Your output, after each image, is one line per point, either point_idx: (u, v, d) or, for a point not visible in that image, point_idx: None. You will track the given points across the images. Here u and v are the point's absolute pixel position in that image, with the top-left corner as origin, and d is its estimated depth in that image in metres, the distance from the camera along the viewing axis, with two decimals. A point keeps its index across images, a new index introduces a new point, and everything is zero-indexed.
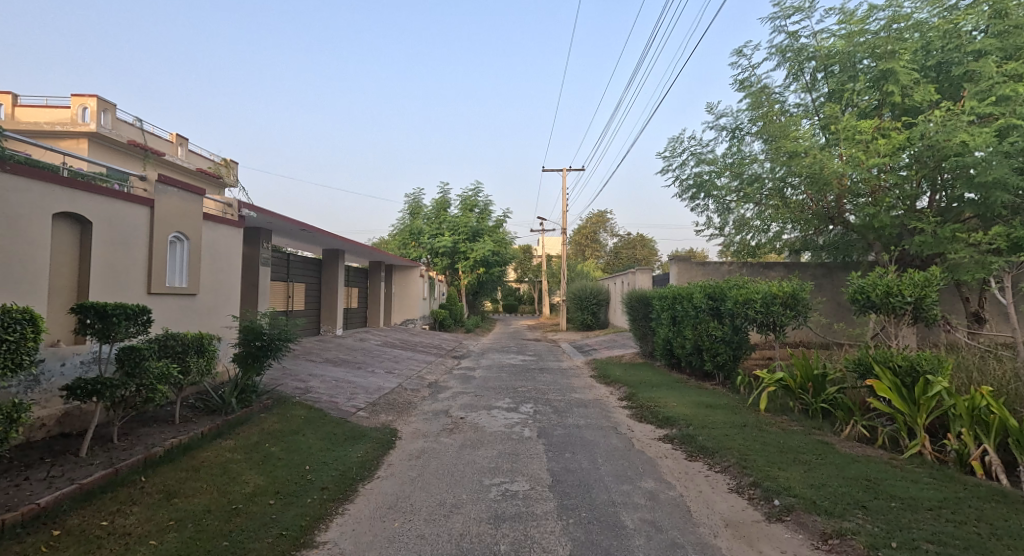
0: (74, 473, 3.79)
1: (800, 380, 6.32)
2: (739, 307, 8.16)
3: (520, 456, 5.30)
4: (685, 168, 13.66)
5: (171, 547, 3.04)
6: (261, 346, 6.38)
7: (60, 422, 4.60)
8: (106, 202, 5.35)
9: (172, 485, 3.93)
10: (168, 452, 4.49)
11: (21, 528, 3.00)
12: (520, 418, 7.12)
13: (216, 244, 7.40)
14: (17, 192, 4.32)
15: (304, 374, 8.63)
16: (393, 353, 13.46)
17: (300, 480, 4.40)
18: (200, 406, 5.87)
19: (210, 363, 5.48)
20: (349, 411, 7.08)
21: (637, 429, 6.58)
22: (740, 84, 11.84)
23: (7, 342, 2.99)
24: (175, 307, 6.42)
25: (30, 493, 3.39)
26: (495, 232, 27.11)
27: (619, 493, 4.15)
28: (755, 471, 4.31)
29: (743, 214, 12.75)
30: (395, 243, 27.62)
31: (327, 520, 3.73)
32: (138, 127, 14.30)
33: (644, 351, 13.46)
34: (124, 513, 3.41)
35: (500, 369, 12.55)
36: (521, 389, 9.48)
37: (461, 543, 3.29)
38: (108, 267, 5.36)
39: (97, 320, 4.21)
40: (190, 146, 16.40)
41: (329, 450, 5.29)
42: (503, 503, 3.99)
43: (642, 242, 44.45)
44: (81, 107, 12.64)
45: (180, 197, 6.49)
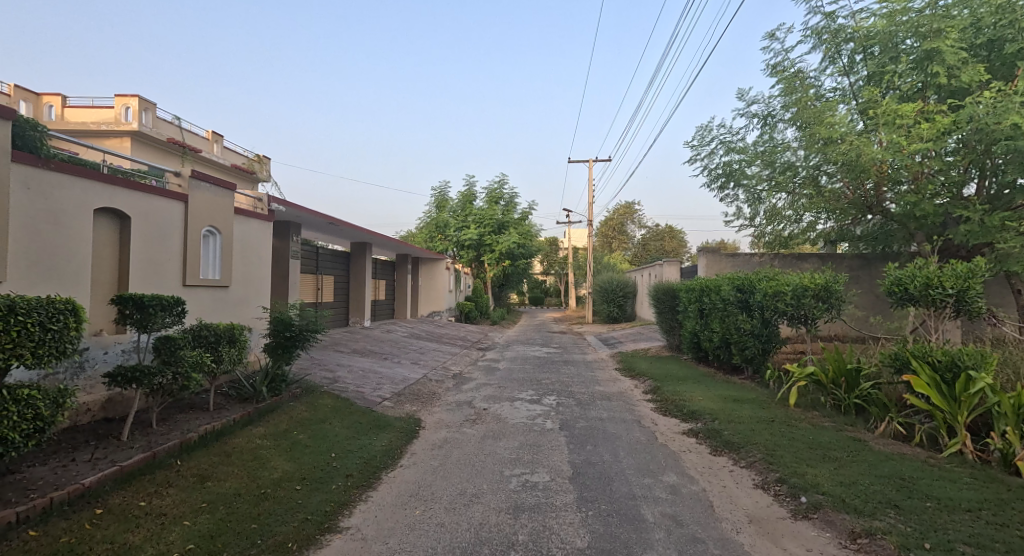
0: (115, 455, 4.00)
1: (832, 375, 6.11)
2: (769, 300, 7.93)
3: (541, 447, 5.31)
4: (714, 157, 13.28)
5: (204, 528, 3.19)
6: (291, 336, 6.55)
7: (104, 407, 4.85)
8: (143, 197, 5.57)
9: (206, 468, 4.10)
10: (202, 437, 4.69)
11: (68, 507, 3.22)
12: (542, 409, 7.13)
13: (247, 238, 7.63)
14: (62, 188, 4.55)
15: (332, 364, 8.86)
16: (418, 344, 13.65)
17: (326, 467, 4.52)
18: (233, 394, 6.08)
19: (242, 353, 5.65)
20: (375, 401, 7.24)
21: (661, 422, 6.48)
22: (772, 69, 11.39)
23: (53, 331, 3.25)
24: (208, 299, 6.66)
25: (76, 474, 3.60)
26: (522, 224, 27.09)
27: (640, 486, 4.10)
28: (782, 467, 4.20)
29: (775, 204, 12.30)
30: (422, 237, 27.91)
31: (351, 506, 3.83)
32: (177, 125, 14.88)
33: (672, 344, 13.23)
34: (162, 493, 3.59)
35: (524, 361, 12.57)
36: (545, 382, 9.48)
37: (480, 532, 3.33)
38: (146, 260, 5.59)
39: (136, 310, 4.42)
40: (225, 143, 16.93)
41: (354, 438, 5.42)
42: (523, 494, 4.01)
43: (671, 234, 43.64)
44: (124, 106, 13.16)
45: (213, 193, 6.71)
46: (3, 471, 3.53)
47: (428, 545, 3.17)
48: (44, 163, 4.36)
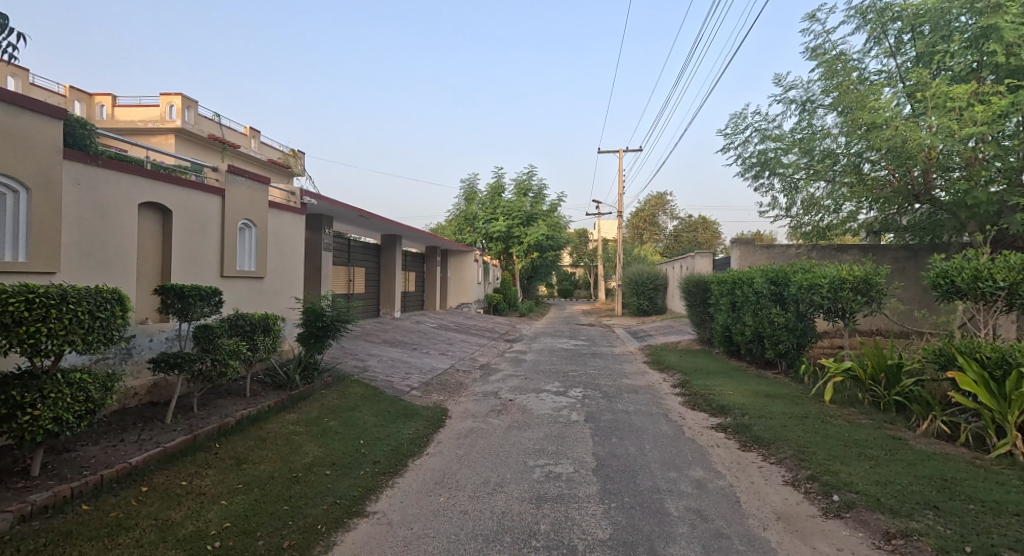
0: (160, 437, 4.23)
1: (871, 371, 5.87)
2: (804, 293, 7.65)
3: (566, 439, 5.30)
4: (748, 145, 12.86)
5: (239, 508, 3.35)
6: (323, 326, 6.74)
7: (150, 391, 5.13)
8: (183, 192, 5.82)
9: (242, 452, 4.29)
10: (239, 422, 4.90)
11: (117, 484, 3.45)
12: (568, 401, 7.11)
13: (281, 230, 7.86)
14: (109, 184, 4.82)
15: (363, 353, 9.08)
16: (447, 335, 13.82)
17: (355, 453, 4.65)
18: (268, 381, 6.32)
19: (276, 341, 5.85)
20: (403, 390, 7.40)
21: (689, 416, 6.36)
22: (812, 52, 10.87)
23: (101, 319, 3.49)
24: (244, 290, 6.93)
25: (124, 453, 3.84)
26: (550, 216, 26.94)
27: (665, 480, 4.05)
28: (814, 464, 4.06)
29: (813, 193, 11.88)
30: (451, 229, 28.14)
31: (378, 491, 3.94)
32: (216, 122, 15.44)
33: (702, 338, 12.93)
34: (201, 474, 3.78)
35: (551, 353, 12.56)
36: (572, 374, 9.44)
37: (503, 520, 3.37)
38: (186, 253, 5.85)
39: (176, 299, 4.65)
40: (261, 138, 17.48)
41: (383, 426, 5.55)
42: (547, 484, 4.02)
43: (704, 225, 42.56)
44: (169, 104, 13.75)
45: (248, 187, 6.94)
46: (61, 449, 3.80)
47: (451, 531, 3.24)
48: (91, 159, 4.60)
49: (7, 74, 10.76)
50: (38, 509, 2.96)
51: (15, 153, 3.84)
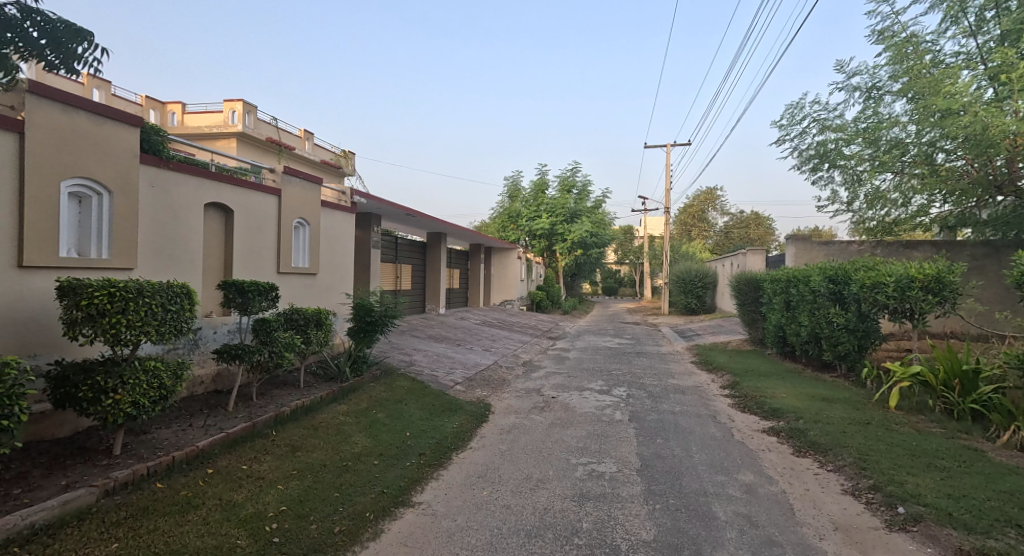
0: (223, 423, 4.53)
1: (943, 376, 5.45)
2: (867, 292, 7.18)
3: (609, 438, 5.24)
4: (806, 137, 12.17)
5: (294, 493, 3.54)
6: (371, 321, 6.98)
7: (214, 380, 5.48)
8: (244, 192, 6.18)
9: (296, 440, 4.51)
10: (294, 411, 5.15)
11: (186, 465, 3.73)
12: (612, 400, 7.01)
13: (333, 228, 8.19)
14: (180, 186, 5.19)
15: (409, 348, 9.33)
16: (490, 332, 13.94)
17: (402, 445, 4.80)
18: (320, 373, 6.61)
19: (328, 336, 6.10)
20: (447, 384, 7.55)
21: (738, 419, 6.11)
22: (879, 36, 10.15)
23: (172, 311, 3.80)
24: (299, 285, 7.28)
25: (192, 437, 4.14)
26: (594, 212, 26.59)
27: (713, 483, 3.92)
28: (877, 474, 3.81)
29: (878, 186, 11.12)
30: (494, 226, 28.34)
31: (423, 483, 4.04)
32: (274, 125, 16.27)
33: (754, 338, 12.38)
34: (260, 459, 4.03)
35: (595, 351, 12.43)
36: (616, 373, 9.31)
37: (544, 516, 3.38)
38: (246, 250, 6.22)
39: (238, 295, 4.98)
40: (315, 140, 18.28)
41: (428, 419, 5.69)
42: (589, 483, 3.99)
43: (757, 221, 40.70)
44: (231, 110, 14.60)
45: (303, 187, 7.27)
46: (139, 431, 4.15)
47: (494, 525, 3.28)
48: (164, 163, 4.98)
49: (92, 87, 11.79)
50: (120, 485, 3.27)
51: (99, 158, 4.23)
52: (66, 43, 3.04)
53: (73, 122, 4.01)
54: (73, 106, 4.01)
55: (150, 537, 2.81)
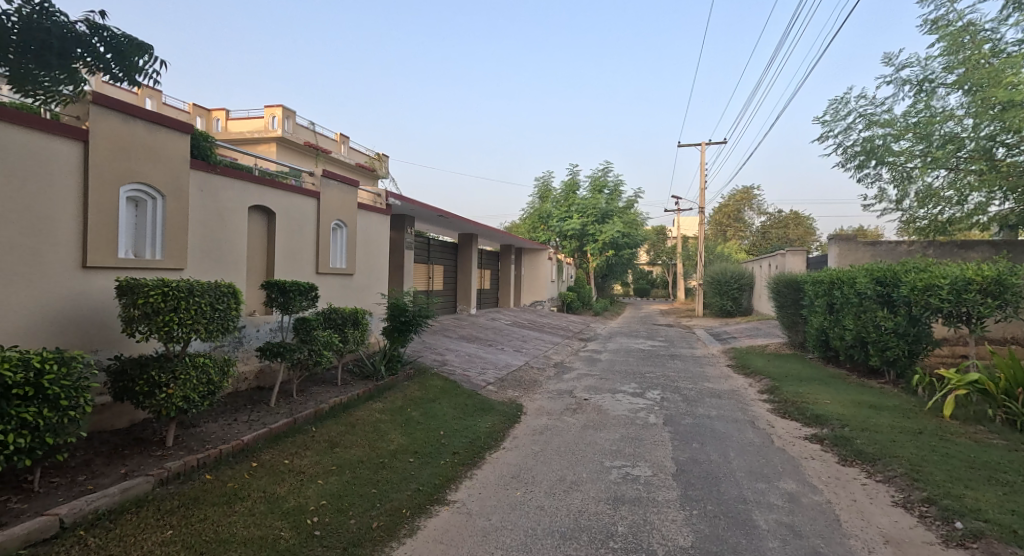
0: (266, 419, 4.71)
1: (1004, 384, 5.13)
2: (918, 295, 6.82)
3: (643, 442, 5.16)
4: (851, 132, 11.68)
5: (333, 488, 3.65)
6: (405, 321, 7.12)
7: (257, 376, 5.70)
8: (285, 195, 6.41)
9: (335, 436, 4.64)
10: (332, 408, 5.31)
11: (232, 457, 3.91)
12: (645, 403, 6.91)
13: (369, 230, 8.39)
14: (226, 190, 5.44)
15: (442, 348, 9.45)
16: (521, 333, 13.95)
17: (436, 443, 4.87)
18: (357, 371, 6.78)
19: (364, 335, 6.25)
20: (480, 384, 7.62)
21: (779, 425, 5.91)
22: (932, 25, 9.63)
23: (220, 310, 3.99)
24: (336, 285, 7.49)
25: (238, 431, 4.33)
26: (626, 213, 26.23)
27: (752, 490, 3.81)
28: (931, 486, 3.62)
29: (930, 183, 10.58)
30: (525, 227, 28.39)
31: (457, 482, 4.09)
32: (311, 130, 16.82)
33: (794, 342, 11.93)
34: (300, 454, 4.16)
35: (627, 353, 12.26)
36: (649, 375, 9.15)
37: (579, 519, 3.36)
38: (287, 251, 6.45)
39: (280, 294, 5.18)
40: (350, 143, 18.79)
41: (461, 418, 5.75)
42: (624, 486, 3.95)
43: (797, 221, 39.07)
44: (272, 116, 15.19)
45: (340, 189, 7.49)
46: (189, 424, 4.37)
47: (528, 525, 3.28)
48: (212, 169, 5.23)
49: (145, 96, 12.49)
50: (172, 475, 3.45)
51: (154, 165, 4.48)
52: (127, 56, 3.12)
53: (131, 130, 4.27)
54: (132, 116, 4.27)
55: (201, 525, 2.96)
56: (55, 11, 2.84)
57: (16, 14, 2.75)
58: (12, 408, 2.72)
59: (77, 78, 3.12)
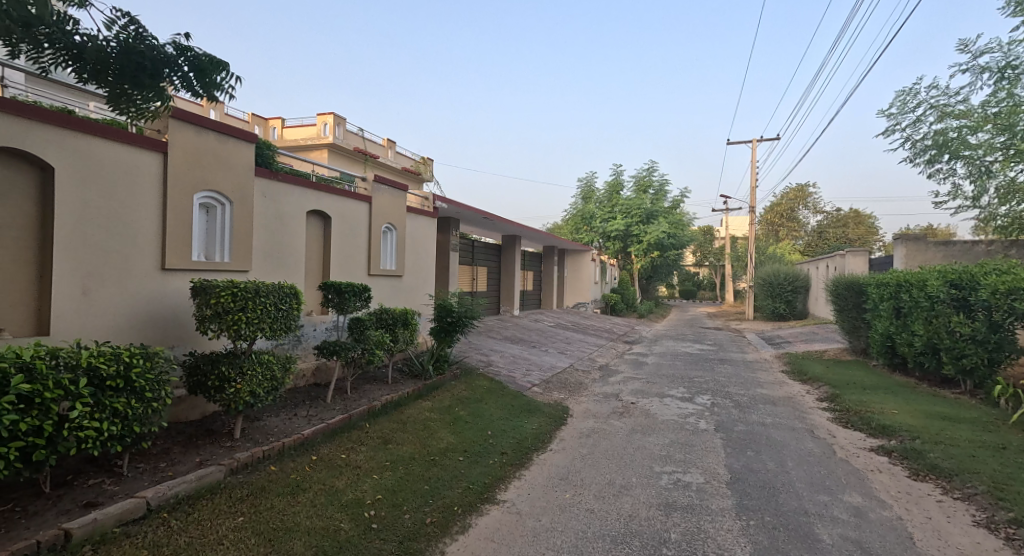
0: (323, 415, 4.93)
1: None
2: (1000, 298, 6.29)
3: (694, 448, 5.03)
4: (920, 125, 10.92)
5: (388, 482, 3.79)
6: (452, 321, 7.26)
7: (314, 374, 5.97)
8: (340, 200, 6.68)
9: (387, 433, 4.80)
10: (384, 406, 5.48)
11: (294, 450, 4.12)
12: (695, 408, 6.73)
13: (416, 232, 8.61)
14: (286, 196, 5.73)
15: (487, 349, 9.56)
16: (565, 334, 13.89)
17: (484, 442, 4.94)
18: (406, 370, 6.97)
19: (412, 335, 6.42)
20: (525, 386, 7.65)
21: (840, 434, 5.60)
22: (1016, 7, 8.86)
23: (282, 310, 4.22)
24: (386, 286, 7.73)
25: (298, 426, 4.56)
26: (672, 213, 25.60)
27: (814, 502, 3.64)
28: (1019, 507, 3.33)
29: (1014, 177, 9.73)
30: (567, 228, 28.24)
31: (506, 481, 4.14)
32: (360, 136, 17.43)
33: (856, 348, 11.24)
34: (356, 449, 4.34)
35: (674, 357, 11.96)
36: (698, 380, 8.90)
37: (630, 523, 3.32)
38: (341, 253, 6.72)
39: (335, 295, 5.42)
40: (397, 148, 19.33)
41: (508, 419, 5.80)
42: (675, 492, 3.87)
43: (857, 220, 36.83)
44: (323, 123, 15.86)
45: (390, 193, 7.72)
46: (254, 417, 4.64)
47: (578, 528, 3.28)
48: (274, 175, 5.53)
49: (210, 108, 13.32)
50: (241, 465, 3.68)
51: (223, 173, 4.79)
52: (209, 75, 3.32)
53: (204, 141, 4.60)
54: (204, 128, 4.59)
55: (268, 514, 3.14)
56: (146, 34, 3.07)
57: (114, 40, 3.02)
58: (106, 399, 2.99)
59: (165, 95, 3.36)
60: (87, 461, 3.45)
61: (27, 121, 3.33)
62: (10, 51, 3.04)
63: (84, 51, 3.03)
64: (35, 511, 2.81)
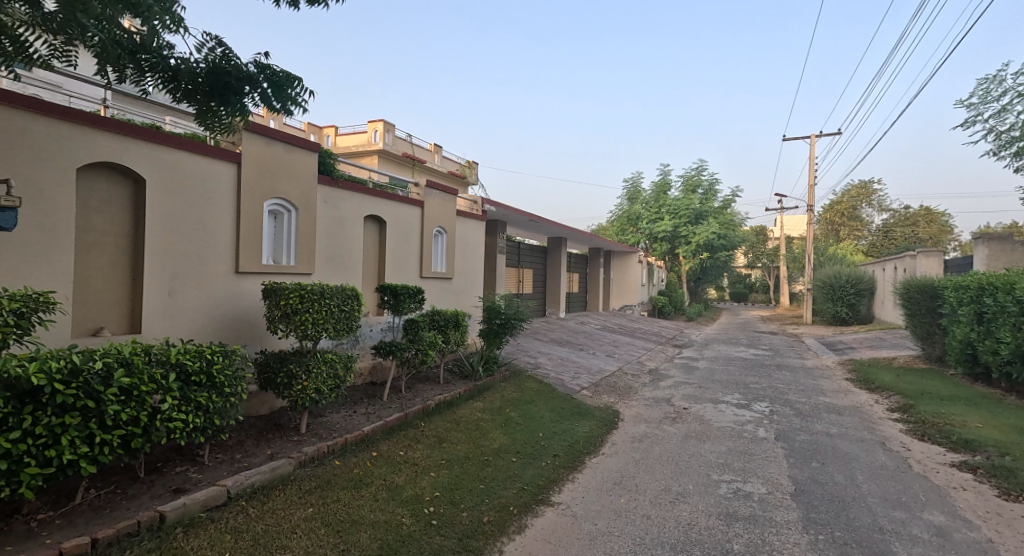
0: (381, 412, 5.12)
1: None
2: None
3: (754, 456, 4.85)
4: (1006, 115, 10.04)
5: (445, 480, 3.88)
6: (501, 324, 7.34)
7: (370, 373, 6.20)
8: (394, 205, 6.91)
9: (441, 432, 4.92)
10: (437, 405, 5.62)
11: (355, 446, 4.30)
12: (753, 416, 6.48)
13: (466, 235, 8.77)
14: (346, 202, 5.99)
15: (534, 351, 9.58)
16: (612, 337, 13.71)
17: (536, 444, 4.97)
18: (456, 371, 7.10)
19: (463, 336, 6.54)
20: (574, 389, 7.63)
21: (916, 448, 5.24)
22: None
23: (344, 311, 4.42)
24: (437, 288, 7.92)
25: (358, 423, 4.75)
26: (722, 213, 24.72)
27: (889, 519, 3.43)
28: None
29: None
30: (613, 230, 27.85)
31: (559, 484, 4.15)
32: (408, 141, 17.97)
33: (930, 355, 10.45)
34: (413, 447, 4.47)
35: (727, 361, 11.55)
36: (754, 386, 8.55)
37: (689, 532, 3.25)
38: (395, 256, 6.95)
39: (391, 297, 5.61)
40: (443, 153, 19.77)
41: (558, 422, 5.80)
42: (736, 502, 3.75)
43: (928, 218, 34.21)
44: (374, 130, 16.53)
45: (441, 197, 7.91)
46: (317, 413, 4.88)
47: (636, 533, 3.25)
48: (335, 182, 5.80)
49: (270, 119, 14.12)
50: (308, 459, 3.89)
51: (289, 181, 5.07)
52: (285, 89, 3.53)
53: (273, 152, 4.89)
54: (273, 139, 4.88)
55: (335, 506, 3.30)
56: (232, 56, 3.34)
57: (204, 61, 3.30)
58: (192, 393, 3.25)
59: (246, 112, 3.60)
60: (174, 449, 3.75)
61: (124, 137, 3.67)
62: (119, 77, 3.39)
63: (179, 73, 3.30)
64: (132, 494, 3.09)
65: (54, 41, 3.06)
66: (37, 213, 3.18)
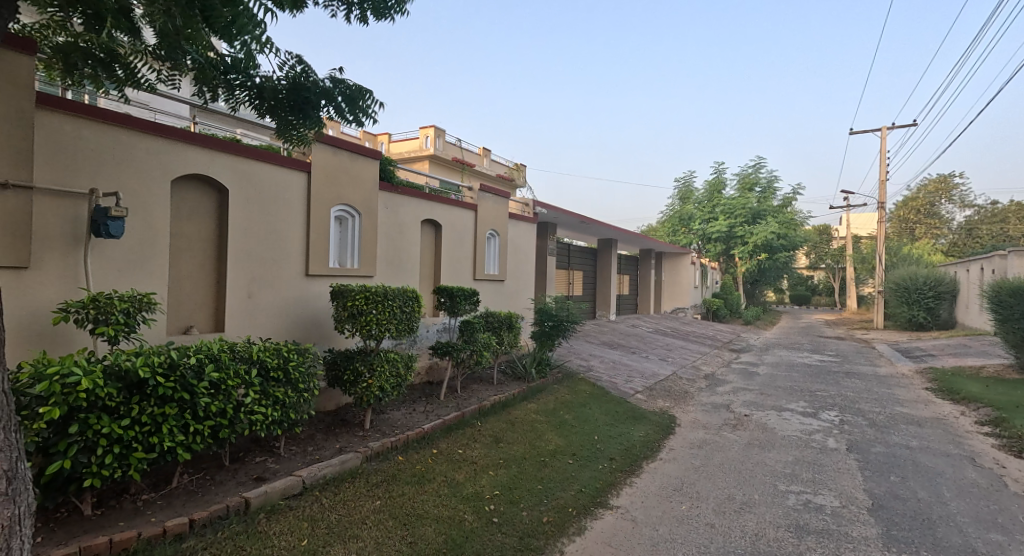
0: (439, 411, 5.27)
1: None
2: None
3: (824, 468, 4.61)
4: None
5: (503, 479, 3.95)
6: (553, 326, 7.35)
7: (427, 373, 6.38)
8: (449, 208, 7.09)
9: (498, 432, 5.00)
10: (492, 406, 5.71)
11: (416, 443, 4.45)
12: (821, 425, 6.14)
13: (517, 238, 8.85)
14: (404, 207, 6.21)
15: (586, 353, 9.52)
16: (665, 341, 13.38)
17: (592, 447, 4.95)
18: (509, 372, 7.18)
19: (516, 338, 6.61)
20: (628, 392, 7.53)
21: (1012, 465, 4.79)
22: None
23: (405, 312, 4.59)
24: (490, 290, 8.04)
25: (417, 420, 4.92)
26: (782, 211, 23.51)
27: (984, 541, 3.17)
28: None
29: None
30: (664, 231, 27.16)
31: (617, 487, 4.12)
32: (458, 146, 18.36)
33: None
34: (471, 445, 4.57)
35: (790, 367, 10.99)
36: (821, 393, 8.10)
37: (757, 543, 3.14)
38: (450, 258, 7.12)
39: (448, 299, 5.76)
40: (492, 156, 20.03)
41: (613, 425, 5.75)
42: (807, 514, 3.58)
43: (1020, 213, 31.04)
44: (426, 136, 17.02)
45: (494, 201, 8.04)
46: (380, 410, 5.09)
47: (700, 541, 3.18)
48: (395, 188, 6.03)
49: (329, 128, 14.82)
50: (374, 453, 4.07)
51: (353, 188, 5.33)
52: (357, 102, 3.70)
53: (338, 160, 5.16)
54: (339, 149, 5.15)
55: (400, 500, 3.43)
56: (311, 73, 3.56)
57: (286, 78, 3.53)
58: (271, 388, 3.49)
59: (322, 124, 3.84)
60: (253, 441, 4.03)
61: (211, 151, 4.01)
62: (212, 96, 3.71)
63: (263, 90, 3.57)
64: (219, 480, 3.36)
65: (160, 66, 3.39)
66: (139, 222, 3.53)
